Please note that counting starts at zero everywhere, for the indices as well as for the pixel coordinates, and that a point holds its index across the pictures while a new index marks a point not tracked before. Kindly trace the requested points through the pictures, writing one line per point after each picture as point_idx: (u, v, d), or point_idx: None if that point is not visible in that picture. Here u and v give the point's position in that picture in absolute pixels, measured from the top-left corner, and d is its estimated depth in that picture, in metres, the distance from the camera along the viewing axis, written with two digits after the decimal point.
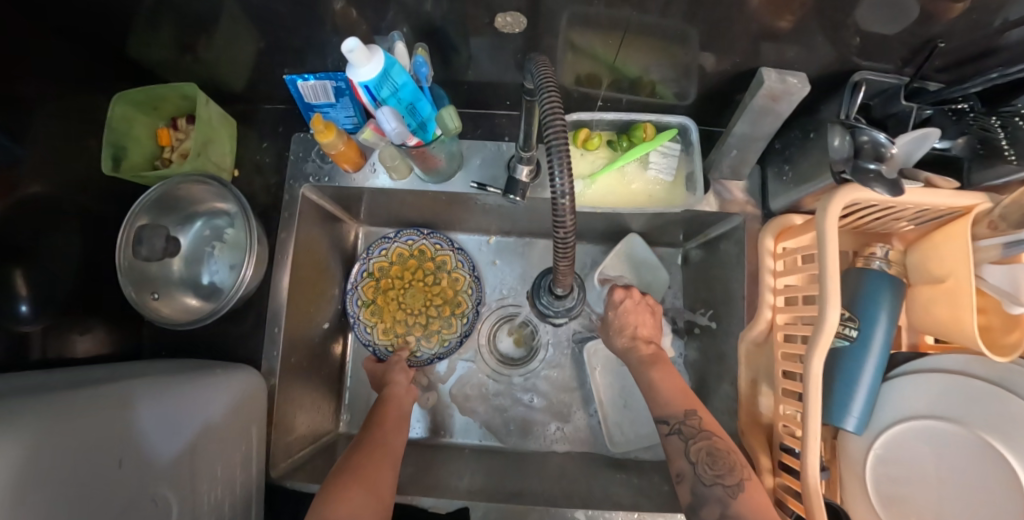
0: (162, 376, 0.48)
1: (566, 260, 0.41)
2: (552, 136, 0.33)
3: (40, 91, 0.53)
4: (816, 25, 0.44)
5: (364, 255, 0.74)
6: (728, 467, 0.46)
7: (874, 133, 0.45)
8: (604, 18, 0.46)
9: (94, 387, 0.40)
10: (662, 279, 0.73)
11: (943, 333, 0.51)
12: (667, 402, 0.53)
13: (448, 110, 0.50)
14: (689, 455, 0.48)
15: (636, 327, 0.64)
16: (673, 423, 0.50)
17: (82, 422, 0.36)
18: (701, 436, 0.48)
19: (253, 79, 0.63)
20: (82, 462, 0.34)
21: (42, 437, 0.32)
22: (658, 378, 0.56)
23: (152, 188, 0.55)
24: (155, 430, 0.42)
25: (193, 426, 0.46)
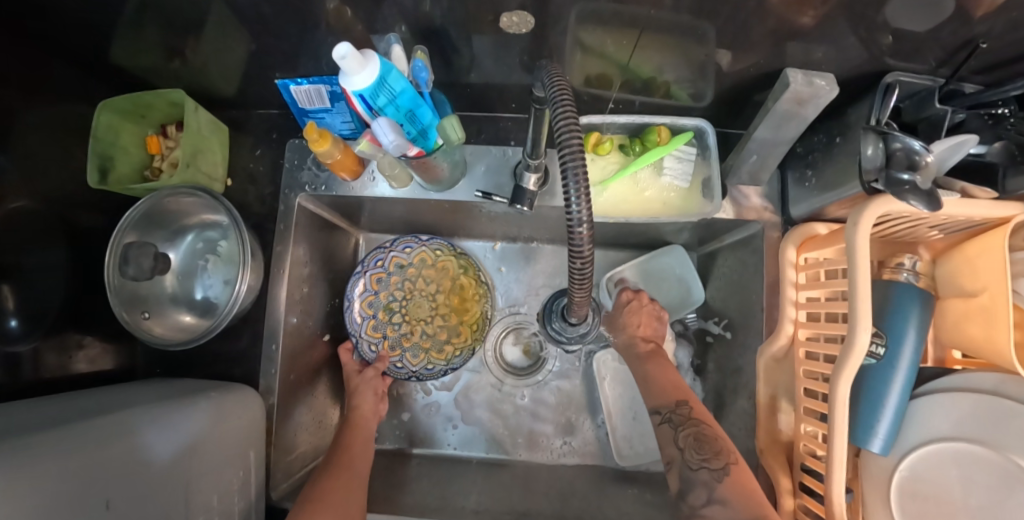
0: (155, 404, 0.45)
1: (582, 288, 0.38)
2: (567, 156, 0.30)
3: (20, 101, 0.50)
4: (849, 24, 0.40)
5: (387, 244, 0.70)
6: (714, 451, 0.44)
7: (908, 140, 0.41)
8: (618, 17, 0.42)
9: (79, 422, 0.38)
10: (694, 296, 0.69)
11: (974, 349, 0.48)
12: (659, 392, 0.52)
13: (449, 120, 0.50)
14: (678, 441, 0.46)
15: (634, 327, 0.61)
16: (664, 412, 0.49)
17: (69, 456, 0.34)
18: (690, 425, 0.47)
19: (245, 83, 0.59)
20: (65, 508, 0.32)
21: (19, 486, 0.29)
22: (652, 371, 0.55)
23: (138, 202, 0.53)
24: (146, 463, 0.40)
25: (188, 455, 0.44)
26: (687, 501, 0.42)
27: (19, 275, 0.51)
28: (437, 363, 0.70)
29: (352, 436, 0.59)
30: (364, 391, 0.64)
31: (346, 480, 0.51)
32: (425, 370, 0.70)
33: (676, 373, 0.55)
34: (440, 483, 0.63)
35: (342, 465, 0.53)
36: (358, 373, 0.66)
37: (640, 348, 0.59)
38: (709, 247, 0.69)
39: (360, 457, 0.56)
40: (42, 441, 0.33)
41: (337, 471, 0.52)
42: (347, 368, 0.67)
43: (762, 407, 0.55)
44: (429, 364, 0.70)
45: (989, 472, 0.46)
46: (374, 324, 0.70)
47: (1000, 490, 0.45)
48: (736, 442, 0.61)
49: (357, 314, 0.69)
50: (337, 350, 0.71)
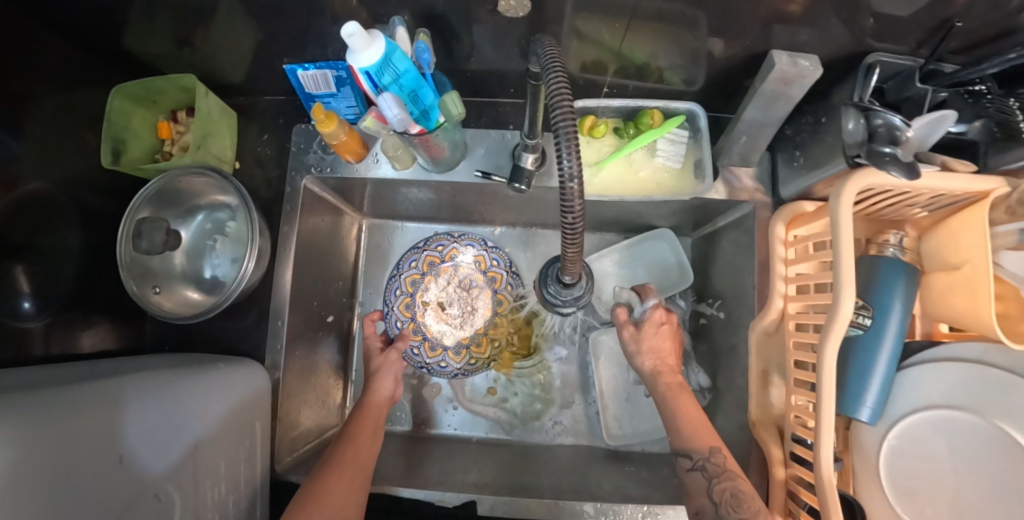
0: (165, 371, 0.47)
1: (574, 247, 0.39)
2: (559, 119, 0.32)
3: (38, 87, 0.52)
4: (831, 7, 0.42)
5: (455, 236, 0.75)
6: (752, 511, 0.43)
7: (889, 116, 0.44)
8: (611, 4, 0.45)
9: (93, 382, 0.40)
10: (675, 281, 0.72)
11: (959, 321, 0.50)
12: (691, 435, 0.49)
13: (450, 96, 0.48)
14: (714, 495, 0.45)
15: (663, 356, 0.57)
16: (698, 459, 0.47)
17: (76, 422, 0.35)
18: (726, 477, 0.46)
19: (252, 70, 0.61)
20: (80, 458, 0.34)
21: (41, 433, 0.31)
22: (685, 411, 0.52)
23: (151, 181, 0.55)
24: (156, 426, 0.41)
25: (192, 420, 0.45)
26: None
27: (33, 255, 0.53)
28: (449, 360, 0.72)
29: (361, 427, 0.56)
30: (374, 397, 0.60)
31: (351, 474, 0.49)
32: (436, 365, 0.72)
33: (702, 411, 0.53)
34: (442, 461, 0.64)
35: (337, 460, 0.50)
36: (380, 351, 0.65)
37: (668, 379, 0.56)
38: (704, 230, 0.71)
39: (353, 448, 0.52)
40: (61, 395, 0.35)
41: (340, 466, 0.50)
42: (369, 348, 0.66)
43: (753, 381, 0.57)
44: (442, 360, 0.72)
45: (977, 440, 0.47)
46: (408, 302, 0.73)
47: (1006, 469, 0.45)
48: (730, 417, 0.62)
49: (397, 287, 0.73)
50: (341, 332, 0.73)
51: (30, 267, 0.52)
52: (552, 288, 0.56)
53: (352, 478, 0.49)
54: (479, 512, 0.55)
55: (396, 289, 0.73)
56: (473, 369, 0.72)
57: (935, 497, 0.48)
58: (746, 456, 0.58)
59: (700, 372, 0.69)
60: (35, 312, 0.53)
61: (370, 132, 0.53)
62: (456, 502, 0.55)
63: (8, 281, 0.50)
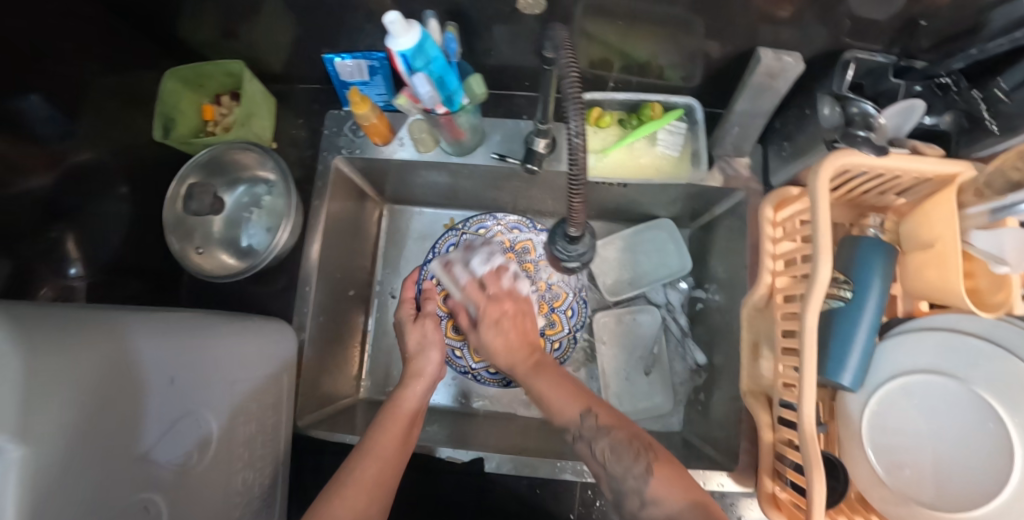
0: (215, 317, 0.54)
1: (579, 197, 0.43)
2: (568, 84, 0.38)
3: (99, 66, 0.59)
4: (806, 9, 0.49)
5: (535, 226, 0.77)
6: (633, 455, 0.47)
7: (863, 104, 0.51)
8: (614, 5, 0.51)
9: (154, 312, 0.47)
10: (670, 266, 0.76)
11: (936, 295, 0.54)
12: (562, 406, 0.55)
13: (475, 78, 0.58)
14: (598, 456, 0.50)
15: (513, 349, 0.63)
16: (573, 429, 0.53)
17: (150, 341, 0.43)
18: (601, 436, 0.50)
19: (293, 61, 0.68)
20: (135, 373, 0.40)
21: (104, 348, 0.38)
22: (546, 387, 0.58)
23: (202, 152, 0.62)
24: (206, 359, 0.48)
25: (235, 358, 0.52)
26: (625, 507, 0.46)
27: (81, 217, 0.59)
28: (465, 354, 0.75)
29: (393, 427, 0.55)
30: (395, 413, 0.57)
31: (371, 480, 0.48)
32: (453, 353, 0.75)
33: (565, 379, 0.58)
34: (454, 430, 0.68)
35: (353, 477, 0.48)
36: (414, 320, 0.68)
37: (522, 366, 0.62)
38: (702, 221, 0.76)
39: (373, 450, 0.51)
40: (139, 319, 0.43)
41: (349, 482, 0.48)
42: (402, 316, 0.69)
43: (745, 354, 0.61)
44: (459, 349, 0.74)
45: (954, 403, 0.51)
46: (454, 265, 0.76)
47: (984, 433, 0.49)
48: (725, 392, 0.66)
49: (451, 247, 0.76)
50: (359, 308, 0.77)
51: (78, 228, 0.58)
52: (560, 244, 0.56)
53: (371, 484, 0.48)
54: (487, 469, 0.59)
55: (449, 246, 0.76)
56: (487, 376, 0.74)
57: (912, 457, 0.52)
58: (737, 426, 0.62)
59: (697, 351, 0.72)
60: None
61: (402, 110, 0.58)
62: (466, 458, 0.59)
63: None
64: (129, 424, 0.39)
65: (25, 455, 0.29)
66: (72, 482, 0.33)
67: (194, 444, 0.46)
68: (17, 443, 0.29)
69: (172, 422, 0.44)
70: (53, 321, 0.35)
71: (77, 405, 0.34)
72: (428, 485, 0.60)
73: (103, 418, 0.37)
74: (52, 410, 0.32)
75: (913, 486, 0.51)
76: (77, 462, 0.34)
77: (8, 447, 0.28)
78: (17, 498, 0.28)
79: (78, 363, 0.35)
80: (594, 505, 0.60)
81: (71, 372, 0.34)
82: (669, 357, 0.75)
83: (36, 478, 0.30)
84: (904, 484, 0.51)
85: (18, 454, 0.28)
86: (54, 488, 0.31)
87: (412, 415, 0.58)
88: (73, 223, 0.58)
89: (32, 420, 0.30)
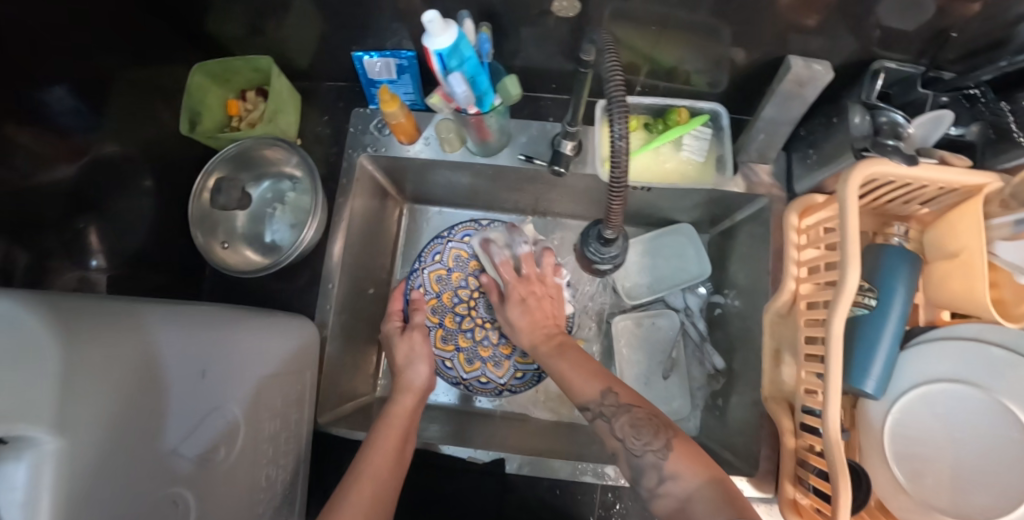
0: (243, 312, 0.54)
1: (619, 200, 0.43)
2: (613, 86, 0.38)
3: (128, 59, 0.59)
4: (837, 18, 0.50)
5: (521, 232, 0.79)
6: (651, 433, 0.48)
7: (892, 114, 0.51)
8: (647, 9, 0.52)
9: (187, 305, 0.48)
10: (689, 271, 0.77)
11: (958, 305, 0.55)
12: (583, 385, 0.55)
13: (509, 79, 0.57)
14: (617, 433, 0.50)
15: (537, 328, 0.66)
16: (593, 407, 0.53)
17: (185, 331, 0.43)
18: (620, 413, 0.51)
19: (319, 58, 0.68)
20: (169, 365, 0.41)
21: (140, 340, 0.38)
22: (565, 366, 0.59)
23: (230, 147, 0.62)
24: (238, 350, 0.49)
25: (263, 351, 0.52)
26: (642, 483, 0.47)
27: (106, 210, 0.59)
28: (455, 365, 0.76)
29: (383, 444, 0.53)
30: (389, 425, 0.56)
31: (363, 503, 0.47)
32: (442, 363, 0.76)
33: (585, 358, 0.59)
34: (472, 432, 0.69)
35: (340, 507, 0.47)
36: (402, 334, 0.69)
37: (544, 346, 0.64)
38: (722, 226, 0.76)
39: (371, 463, 0.51)
40: (174, 311, 0.44)
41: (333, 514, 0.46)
42: (390, 329, 0.70)
43: (766, 359, 0.61)
44: (449, 359, 0.76)
45: (977, 412, 0.51)
46: (440, 275, 0.78)
47: (1007, 442, 0.49)
48: (744, 398, 0.66)
49: (437, 255, 0.77)
50: (378, 306, 0.77)
51: (101, 221, 0.58)
52: (593, 246, 0.58)
53: (371, 499, 0.48)
54: (508, 471, 0.60)
55: (436, 255, 0.78)
56: (478, 386, 0.75)
57: (934, 465, 0.52)
58: (757, 431, 0.62)
59: (715, 356, 0.72)
60: (104, 264, 0.58)
61: (434, 109, 0.59)
62: (486, 459, 0.60)
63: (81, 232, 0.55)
64: (166, 413, 0.40)
65: (60, 447, 0.29)
66: (110, 471, 0.34)
67: (225, 437, 0.46)
68: (54, 435, 0.29)
69: (206, 412, 0.44)
70: (95, 311, 0.36)
71: (114, 396, 0.35)
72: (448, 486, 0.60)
73: (138, 408, 0.37)
74: (90, 402, 0.32)
75: (934, 495, 0.51)
76: (116, 450, 0.34)
77: (44, 438, 0.29)
78: (50, 488, 0.29)
79: (119, 353, 0.36)
80: (614, 508, 0.60)
81: (113, 362, 0.35)
82: (687, 362, 0.75)
83: (71, 469, 0.30)
84: (927, 493, 0.51)
85: (54, 446, 0.29)
86: (94, 478, 0.32)
87: (407, 424, 0.58)
88: (99, 215, 0.58)
89: (70, 412, 0.31)
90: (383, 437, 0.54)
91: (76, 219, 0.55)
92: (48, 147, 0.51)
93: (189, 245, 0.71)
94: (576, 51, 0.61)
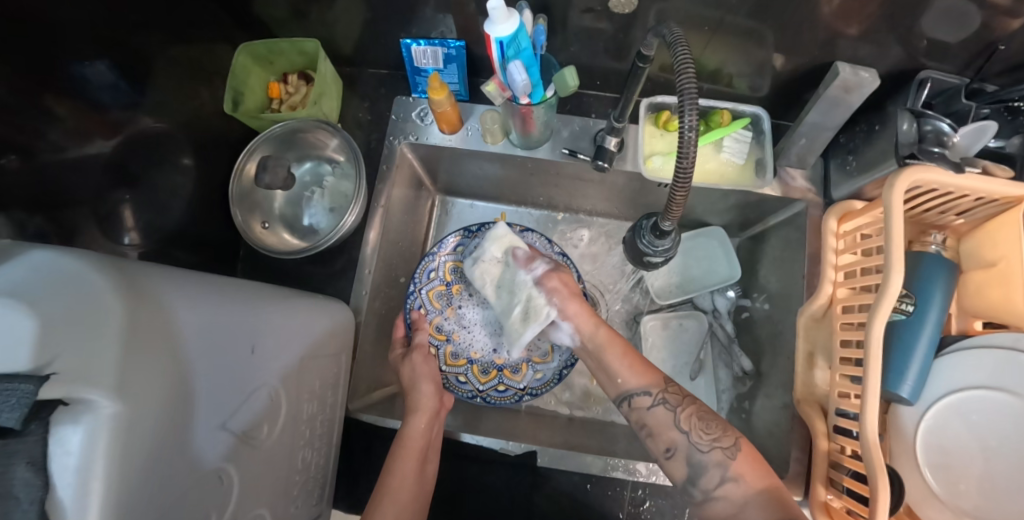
0: (280, 292, 0.54)
1: (682, 192, 0.44)
2: (684, 80, 0.39)
3: (174, 36, 0.59)
4: (886, 28, 0.51)
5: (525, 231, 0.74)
6: (720, 428, 0.46)
7: (937, 122, 0.52)
8: (698, 11, 0.53)
9: (239, 284, 0.48)
10: (719, 272, 0.77)
11: (995, 315, 0.55)
12: (638, 372, 0.52)
13: (568, 69, 0.57)
14: (681, 424, 0.47)
15: (580, 311, 0.60)
16: (656, 393, 0.49)
17: (233, 306, 0.43)
18: (685, 404, 0.48)
19: (363, 45, 0.69)
20: (222, 338, 0.40)
21: (194, 311, 0.38)
22: (614, 351, 0.55)
23: (277, 126, 0.66)
24: (281, 330, 0.48)
25: (303, 333, 0.52)
26: (699, 485, 0.45)
27: (143, 185, 0.58)
28: (470, 378, 0.70)
29: (403, 456, 0.54)
30: (404, 453, 0.54)
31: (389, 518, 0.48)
32: (455, 379, 0.70)
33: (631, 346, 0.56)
34: (502, 423, 0.69)
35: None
36: (404, 358, 0.66)
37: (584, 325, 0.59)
38: (753, 231, 0.77)
39: (392, 496, 0.50)
40: (220, 286, 0.44)
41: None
42: (393, 358, 0.68)
43: (799, 362, 0.61)
44: (462, 373, 0.71)
45: (1012, 420, 0.51)
46: (440, 289, 0.73)
47: None
48: (773, 401, 0.66)
49: (433, 271, 0.73)
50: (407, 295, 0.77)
51: (137, 198, 0.57)
52: (646, 238, 0.58)
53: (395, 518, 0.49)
54: (539, 463, 0.60)
55: (432, 271, 0.73)
56: (497, 395, 0.69)
57: (965, 472, 0.52)
58: (787, 434, 0.62)
59: (744, 358, 0.72)
60: (137, 241, 0.57)
61: (487, 98, 0.60)
62: (518, 452, 0.61)
63: (115, 208, 0.55)
64: (217, 388, 0.39)
65: (117, 413, 0.29)
66: (160, 446, 0.32)
67: (266, 417, 0.45)
68: (113, 399, 0.29)
69: (251, 391, 0.43)
70: (152, 279, 0.36)
71: (170, 364, 0.34)
72: (479, 475, 0.61)
73: (192, 380, 0.36)
74: (149, 368, 0.32)
75: (967, 502, 0.51)
76: (168, 423, 0.33)
77: (101, 402, 0.28)
78: (104, 455, 0.28)
79: (171, 322, 0.35)
80: (643, 505, 0.60)
81: (167, 331, 0.35)
82: (714, 363, 0.75)
83: (127, 437, 0.29)
84: (960, 500, 0.51)
85: (113, 410, 0.29)
86: (148, 450, 0.31)
87: (425, 448, 0.55)
88: (136, 190, 0.57)
89: (130, 377, 0.30)
90: (400, 463, 0.53)
91: (111, 194, 0.54)
92: (82, 120, 0.50)
93: (222, 226, 0.71)
94: (623, 49, 0.62)
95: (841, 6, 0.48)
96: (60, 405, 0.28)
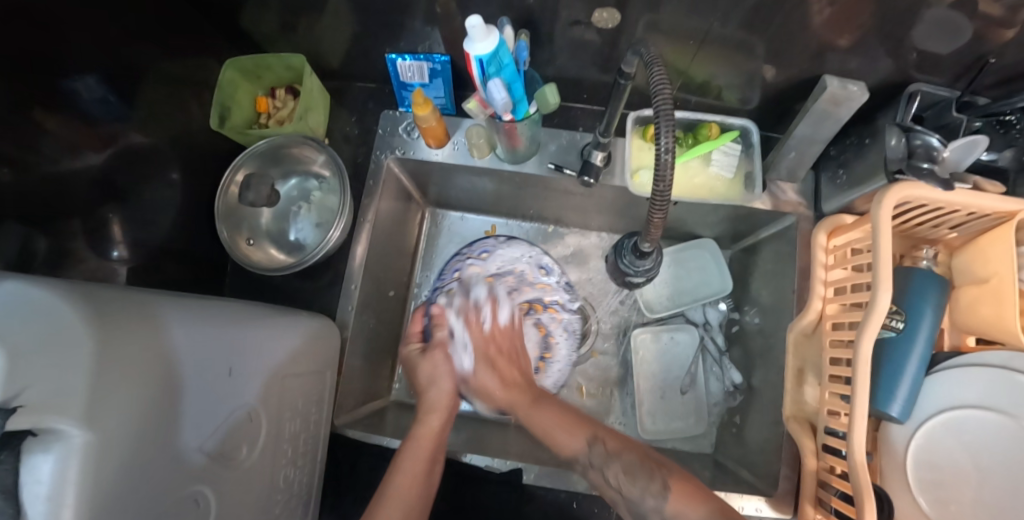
0: (260, 310, 0.54)
1: (660, 214, 0.44)
2: (661, 99, 0.38)
3: (162, 51, 0.59)
4: (875, 39, 0.50)
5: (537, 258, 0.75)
6: (647, 475, 0.45)
7: (927, 137, 0.51)
8: (685, 23, 0.52)
9: (219, 303, 0.48)
10: (710, 284, 0.76)
11: (987, 332, 0.54)
12: (568, 437, 0.51)
13: (550, 86, 0.58)
14: (613, 482, 0.47)
15: (508, 388, 0.59)
16: (585, 459, 0.50)
17: (211, 326, 0.43)
18: (612, 462, 0.48)
19: (351, 58, 0.69)
20: (197, 361, 0.40)
21: (168, 333, 0.38)
22: (553, 419, 0.53)
23: (261, 142, 0.66)
24: (258, 351, 0.48)
25: (284, 354, 0.52)
26: None
27: (132, 201, 0.58)
28: None
29: (410, 456, 0.50)
30: (415, 449, 0.51)
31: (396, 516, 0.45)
32: None
33: (562, 411, 0.55)
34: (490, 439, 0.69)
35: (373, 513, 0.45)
36: (422, 356, 0.61)
37: (520, 402, 0.58)
38: (744, 243, 0.77)
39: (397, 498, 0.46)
40: (197, 306, 0.44)
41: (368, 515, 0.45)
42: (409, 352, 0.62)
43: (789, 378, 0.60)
44: None
45: (1001, 437, 0.50)
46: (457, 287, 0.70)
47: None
48: (763, 416, 0.65)
49: (456, 272, 0.70)
50: (397, 309, 0.78)
51: (126, 213, 0.57)
52: (627, 258, 0.58)
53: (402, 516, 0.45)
54: (525, 481, 0.60)
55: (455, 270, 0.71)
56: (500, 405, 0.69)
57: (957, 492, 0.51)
58: (777, 451, 0.61)
59: (733, 371, 0.73)
60: (125, 255, 0.57)
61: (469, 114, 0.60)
62: (503, 468, 0.61)
63: (104, 223, 0.55)
64: (192, 412, 0.39)
65: (88, 441, 0.28)
66: (130, 472, 0.32)
67: (246, 440, 0.46)
68: (83, 428, 0.28)
69: (230, 413, 0.43)
70: (126, 303, 0.36)
71: (144, 389, 0.34)
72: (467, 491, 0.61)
73: (164, 404, 0.36)
74: (120, 394, 0.32)
75: None
76: (138, 450, 0.33)
77: (71, 431, 0.28)
78: (73, 484, 0.27)
79: (145, 346, 0.35)
80: None
81: (141, 355, 0.34)
82: (704, 377, 0.75)
83: (97, 466, 0.29)
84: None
85: (83, 439, 0.28)
86: (117, 477, 0.31)
87: (434, 450, 0.52)
88: (125, 205, 0.57)
89: (101, 404, 0.30)
90: (408, 464, 0.49)
91: (100, 209, 0.54)
92: (74, 135, 0.50)
93: (211, 240, 0.71)
94: (611, 61, 0.61)
95: (832, 17, 0.47)
96: (30, 434, 0.27)
